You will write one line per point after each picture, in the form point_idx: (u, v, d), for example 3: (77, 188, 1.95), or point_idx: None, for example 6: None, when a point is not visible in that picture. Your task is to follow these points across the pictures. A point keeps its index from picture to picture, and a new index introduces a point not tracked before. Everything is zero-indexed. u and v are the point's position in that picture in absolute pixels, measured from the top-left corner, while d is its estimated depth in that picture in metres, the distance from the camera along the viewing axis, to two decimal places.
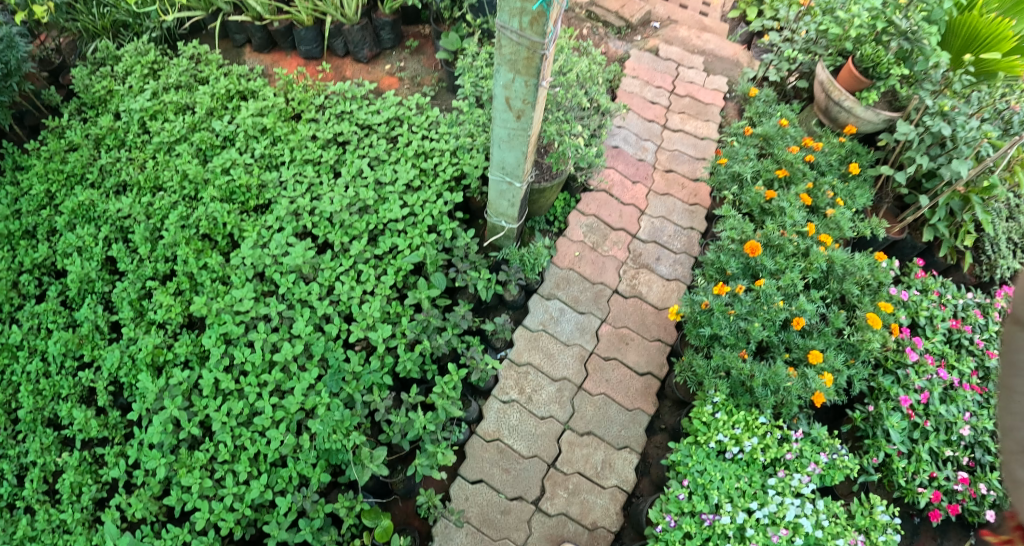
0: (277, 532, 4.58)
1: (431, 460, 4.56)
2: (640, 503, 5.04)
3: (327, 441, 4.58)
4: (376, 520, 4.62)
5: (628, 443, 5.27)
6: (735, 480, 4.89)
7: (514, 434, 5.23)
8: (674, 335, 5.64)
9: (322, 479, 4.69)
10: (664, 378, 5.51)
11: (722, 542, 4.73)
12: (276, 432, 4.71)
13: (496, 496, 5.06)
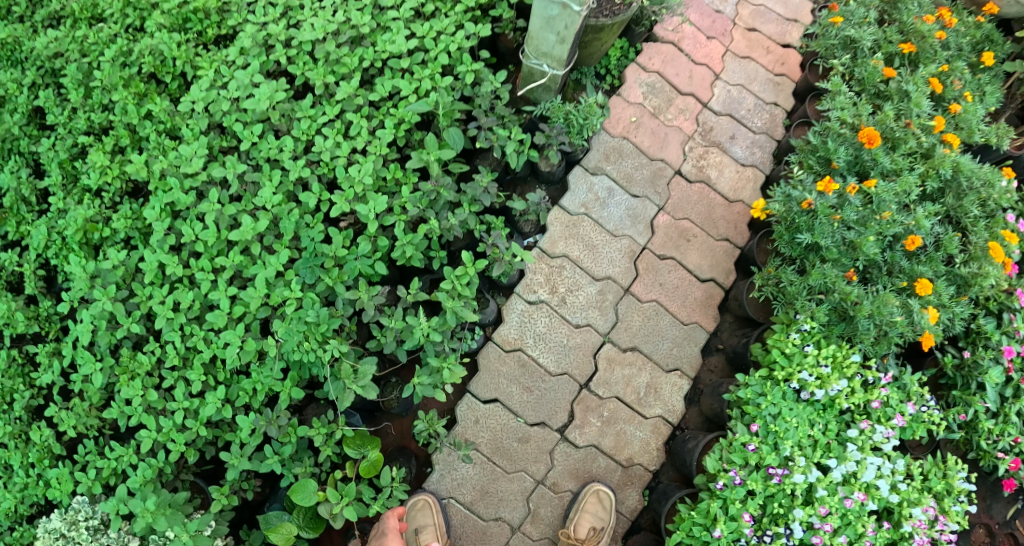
0: (238, 460, 3.31)
1: (433, 378, 3.32)
2: (688, 439, 3.94)
3: (296, 350, 3.27)
4: (360, 448, 3.35)
5: (679, 366, 4.12)
6: (810, 428, 3.76)
7: (544, 348, 3.94)
8: (747, 235, 4.37)
9: (292, 395, 3.40)
10: (727, 285, 4.30)
11: (789, 506, 3.66)
12: (236, 331, 3.37)
13: (512, 420, 3.85)
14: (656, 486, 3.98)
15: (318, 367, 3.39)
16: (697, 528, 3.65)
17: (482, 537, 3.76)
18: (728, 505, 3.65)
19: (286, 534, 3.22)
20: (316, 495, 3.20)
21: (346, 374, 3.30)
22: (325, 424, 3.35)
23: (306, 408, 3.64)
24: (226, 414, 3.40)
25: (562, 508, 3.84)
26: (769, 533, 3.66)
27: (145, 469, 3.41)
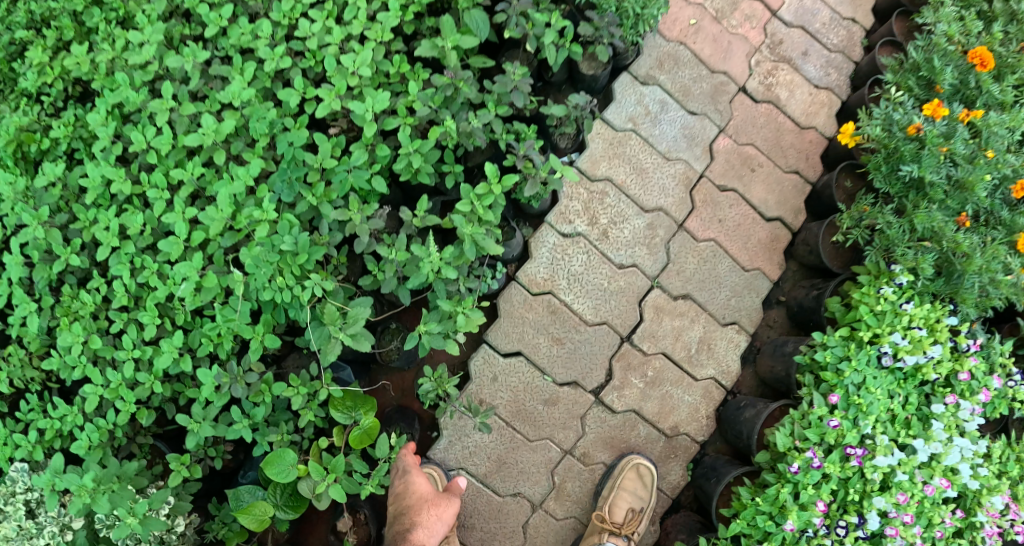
0: (202, 424, 2.58)
1: (443, 328, 2.53)
2: (743, 406, 3.27)
3: (268, 283, 2.48)
4: (349, 413, 2.59)
5: (736, 319, 3.42)
6: (890, 402, 3.10)
7: (581, 294, 3.14)
8: (820, 168, 3.63)
9: (266, 344, 2.55)
10: (794, 227, 3.57)
11: (867, 494, 3.03)
12: (194, 260, 2.53)
13: (538, 379, 3.10)
14: (703, 460, 3.32)
15: (296, 310, 2.55)
16: (761, 517, 2.99)
17: (498, 517, 3.07)
18: (800, 490, 3.00)
19: (260, 515, 2.56)
20: (294, 470, 2.52)
21: (330, 317, 2.41)
22: (308, 382, 2.60)
23: (285, 358, 2.84)
24: (186, 366, 2.60)
25: (592, 484, 3.14)
26: (842, 525, 3.03)
27: (90, 433, 2.66)
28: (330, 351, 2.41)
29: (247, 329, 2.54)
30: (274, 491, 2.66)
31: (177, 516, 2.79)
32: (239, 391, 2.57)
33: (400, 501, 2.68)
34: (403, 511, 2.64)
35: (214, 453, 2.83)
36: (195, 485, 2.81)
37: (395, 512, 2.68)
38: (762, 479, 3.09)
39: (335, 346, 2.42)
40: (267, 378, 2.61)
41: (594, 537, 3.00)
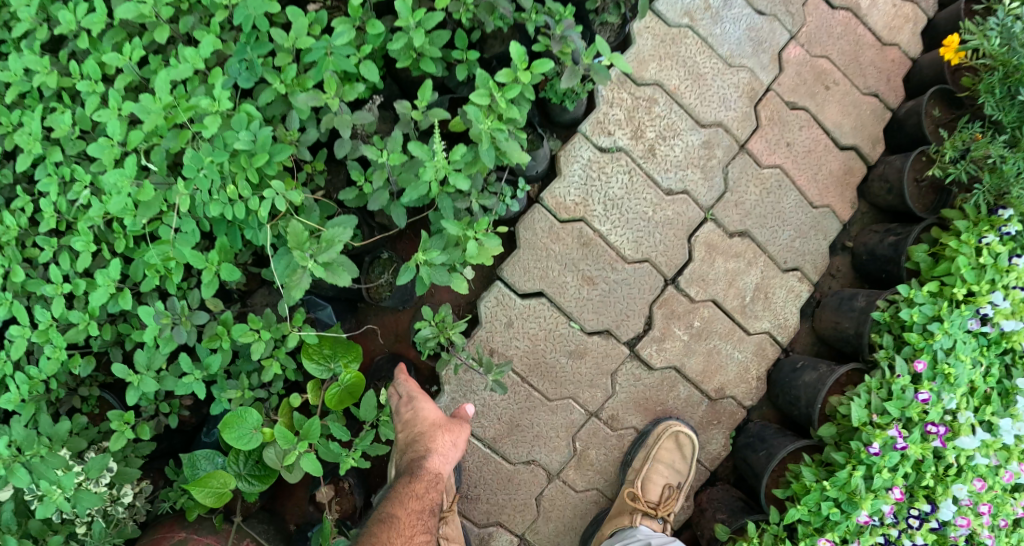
0: (144, 376, 2.04)
1: (448, 257, 1.94)
2: (800, 367, 2.70)
3: (216, 194, 1.92)
4: (326, 364, 2.05)
5: (800, 265, 2.77)
6: (977, 372, 2.56)
7: (621, 225, 2.48)
8: (902, 94, 2.92)
9: (222, 276, 1.99)
10: (870, 160, 2.90)
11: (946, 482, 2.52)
12: (127, 166, 1.93)
13: (563, 326, 2.47)
14: (749, 429, 2.75)
15: (254, 230, 1.97)
16: (827, 505, 2.48)
17: (507, 487, 2.54)
18: (874, 473, 2.48)
19: (219, 488, 2.09)
20: (258, 434, 2.02)
21: (295, 240, 1.77)
22: (276, 326, 2.00)
23: (251, 293, 2.29)
24: (128, 302, 2.07)
25: (620, 452, 2.58)
26: (914, 516, 2.52)
27: (20, 384, 2.09)
28: (296, 286, 1.78)
29: (198, 258, 1.95)
30: (237, 458, 2.18)
31: (124, 485, 2.31)
32: (184, 337, 2.02)
33: (409, 426, 2.11)
34: (414, 439, 2.07)
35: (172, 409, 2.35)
36: (148, 448, 2.33)
37: (403, 438, 2.10)
38: (826, 456, 2.58)
39: (302, 278, 1.79)
40: (222, 320, 2.03)
41: (623, 517, 2.46)
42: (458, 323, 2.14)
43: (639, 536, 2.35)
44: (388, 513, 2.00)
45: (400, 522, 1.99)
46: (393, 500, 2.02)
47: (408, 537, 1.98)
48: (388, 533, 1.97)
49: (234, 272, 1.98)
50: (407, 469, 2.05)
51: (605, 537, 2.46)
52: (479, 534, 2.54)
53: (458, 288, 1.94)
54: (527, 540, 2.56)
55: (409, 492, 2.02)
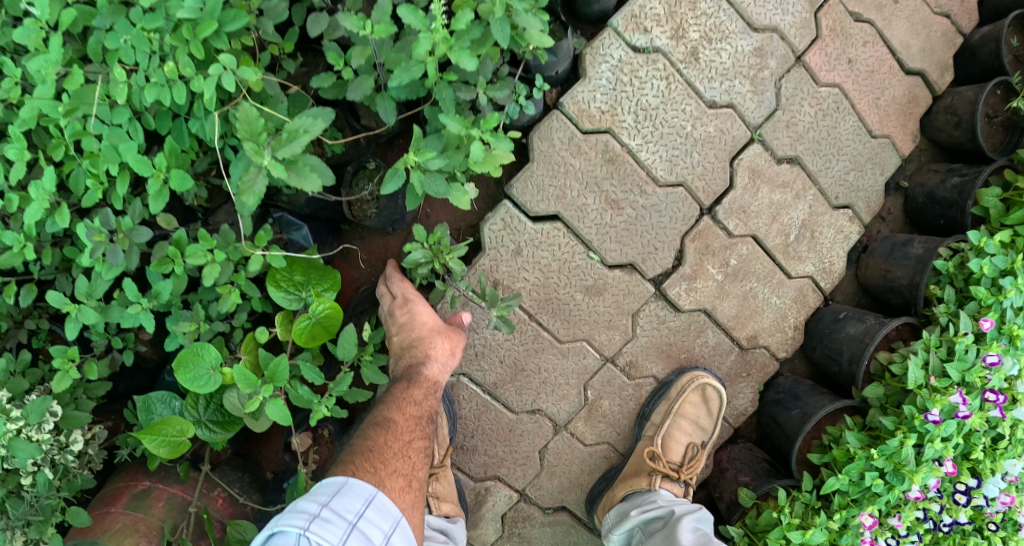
0: (84, 306, 1.72)
1: (447, 163, 1.57)
2: (843, 318, 2.33)
3: (152, 76, 1.57)
4: (296, 292, 1.72)
5: (852, 202, 2.37)
6: None
7: (653, 140, 2.12)
8: (977, 18, 2.43)
9: (172, 186, 1.64)
10: (937, 90, 2.42)
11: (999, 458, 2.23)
12: (51, 49, 1.57)
13: (579, 257, 2.13)
14: (780, 384, 2.40)
15: (201, 120, 1.65)
16: (870, 476, 2.17)
17: (508, 439, 2.24)
18: (926, 443, 2.17)
19: (176, 437, 1.79)
20: (218, 375, 1.71)
21: (247, 129, 1.41)
22: (235, 244, 1.66)
23: (215, 211, 1.89)
24: (66, 220, 1.67)
25: (636, 404, 2.27)
26: (961, 492, 2.25)
27: None
28: (248, 189, 1.43)
29: (143, 164, 1.61)
30: (195, 402, 1.86)
31: (73, 431, 1.95)
32: (121, 257, 1.67)
33: (405, 330, 1.86)
34: (412, 342, 1.83)
35: (128, 344, 1.99)
36: (101, 388, 1.99)
37: (396, 346, 1.86)
38: (872, 421, 2.25)
39: (257, 179, 1.44)
40: (174, 239, 1.69)
41: (640, 479, 2.15)
42: (456, 247, 1.80)
43: (660, 502, 2.08)
44: (385, 416, 1.74)
45: (398, 426, 1.73)
46: (389, 403, 1.76)
47: (406, 443, 1.73)
48: (385, 437, 1.71)
49: (186, 180, 1.63)
50: (402, 374, 1.81)
51: (616, 500, 2.15)
52: (474, 488, 2.26)
53: (459, 204, 1.58)
54: (528, 496, 2.29)
55: (406, 395, 1.77)
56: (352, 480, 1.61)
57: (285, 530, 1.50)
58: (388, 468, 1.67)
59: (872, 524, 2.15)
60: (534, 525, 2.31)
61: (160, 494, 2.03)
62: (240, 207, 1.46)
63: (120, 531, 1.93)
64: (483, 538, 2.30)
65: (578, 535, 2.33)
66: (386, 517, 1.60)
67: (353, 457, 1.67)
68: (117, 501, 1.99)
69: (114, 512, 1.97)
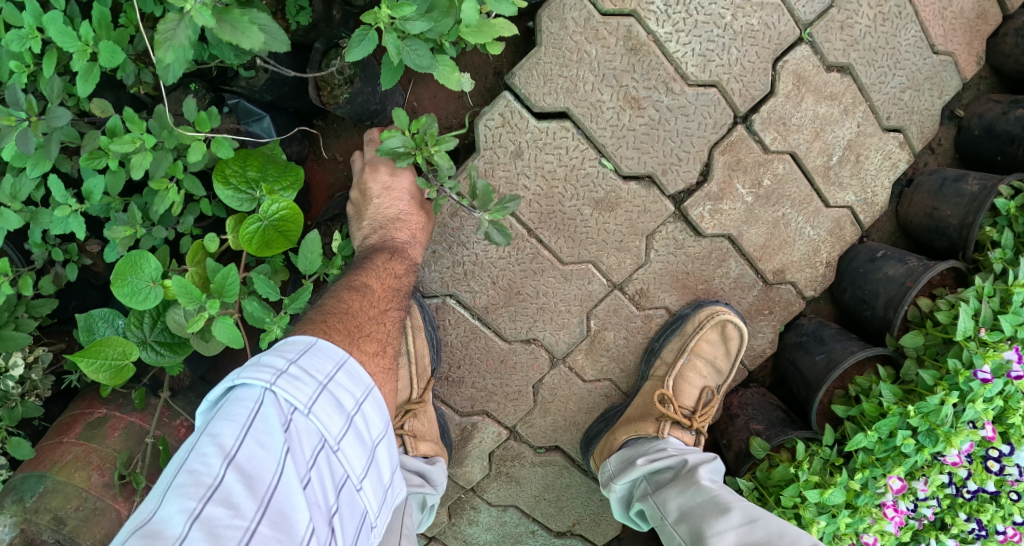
0: (7, 210, 1.43)
1: (432, 28, 1.22)
2: (880, 258, 2.05)
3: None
4: (248, 191, 1.42)
5: (904, 125, 2.06)
6: None
7: (685, 29, 1.80)
8: None
9: (102, 63, 1.34)
10: (1010, 6, 2.08)
11: None
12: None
13: (589, 164, 1.85)
14: (803, 325, 2.14)
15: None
16: (901, 434, 1.92)
17: (499, 370, 2.00)
18: (967, 403, 1.89)
19: (118, 360, 1.45)
20: (159, 289, 1.39)
21: None
22: (171, 129, 1.36)
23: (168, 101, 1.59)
24: None
25: (644, 337, 2.02)
26: (991, 458, 2.02)
27: None
28: (165, 39, 1.12)
29: (67, 36, 1.31)
30: (139, 320, 1.50)
31: (13, 353, 1.65)
32: (32, 145, 1.38)
33: (389, 195, 1.66)
34: (396, 215, 1.64)
35: (72, 257, 1.66)
36: (45, 307, 1.66)
37: (368, 218, 1.65)
38: (908, 376, 1.98)
39: (179, 28, 1.13)
40: (107, 127, 1.34)
41: (647, 424, 1.90)
42: (445, 139, 1.51)
43: (670, 451, 1.83)
44: (362, 280, 1.51)
45: (375, 293, 1.52)
46: (367, 267, 1.54)
47: (382, 310, 1.52)
48: (361, 302, 1.48)
49: (116, 53, 1.33)
50: (380, 245, 1.61)
51: (616, 445, 1.91)
52: (460, 424, 2.05)
53: (445, 81, 1.26)
54: (518, 434, 2.07)
55: (386, 265, 1.57)
56: (322, 341, 1.37)
57: (248, 383, 1.26)
58: (362, 332, 1.45)
59: (900, 488, 1.90)
60: (524, 465, 2.11)
61: (116, 423, 1.72)
62: (160, 69, 1.16)
63: (70, 463, 1.64)
64: (468, 476, 2.12)
65: (572, 476, 2.13)
66: (358, 383, 1.37)
67: (324, 317, 1.42)
68: (71, 430, 1.71)
69: (66, 442, 1.69)
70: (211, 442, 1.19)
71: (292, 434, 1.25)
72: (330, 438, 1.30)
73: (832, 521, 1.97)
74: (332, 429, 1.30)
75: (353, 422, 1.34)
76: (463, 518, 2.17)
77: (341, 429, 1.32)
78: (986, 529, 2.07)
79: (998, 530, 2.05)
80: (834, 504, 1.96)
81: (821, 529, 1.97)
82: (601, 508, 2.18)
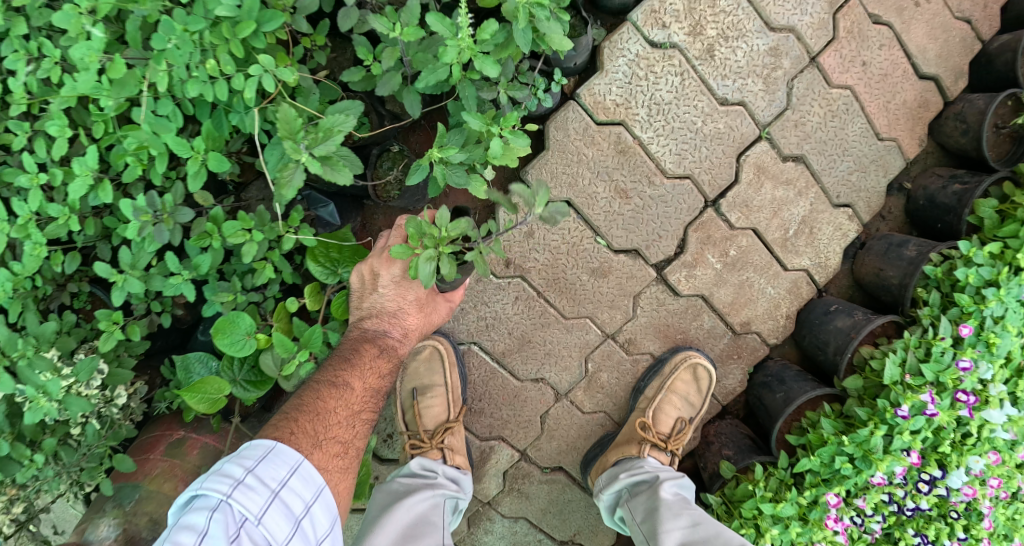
0: (130, 276, 1.84)
1: (469, 157, 1.66)
2: (833, 311, 2.44)
3: (194, 70, 1.64)
4: (331, 268, 1.94)
5: (853, 202, 2.46)
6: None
7: (664, 134, 2.26)
8: (999, 23, 2.49)
9: (210, 167, 1.76)
10: (949, 95, 2.49)
11: (972, 456, 2.33)
12: (94, 37, 1.65)
13: (587, 242, 2.29)
14: (769, 367, 2.53)
15: (241, 115, 1.75)
16: (840, 459, 2.28)
17: (512, 403, 2.41)
18: (895, 435, 2.26)
19: (213, 394, 1.88)
20: (253, 341, 1.83)
21: (286, 127, 1.51)
22: (270, 224, 1.82)
23: (246, 187, 2.03)
24: (110, 196, 1.82)
25: (632, 378, 2.42)
26: (924, 481, 2.34)
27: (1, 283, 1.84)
28: (288, 183, 1.53)
29: (182, 145, 1.73)
30: (232, 362, 1.96)
31: (117, 385, 2.06)
32: (167, 237, 1.82)
33: (396, 289, 1.94)
34: (396, 310, 1.95)
35: (167, 308, 2.11)
36: (141, 346, 2.11)
37: (368, 304, 1.93)
38: (848, 409, 2.35)
39: (295, 174, 1.54)
40: (213, 216, 1.82)
41: (631, 446, 2.30)
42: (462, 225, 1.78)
43: (647, 467, 2.22)
44: (343, 380, 1.85)
45: (352, 392, 1.86)
46: (353, 367, 1.87)
47: (353, 412, 1.87)
48: (337, 402, 1.84)
49: (223, 162, 1.76)
50: (370, 337, 1.92)
51: (607, 465, 2.31)
52: (480, 447, 2.44)
53: (456, 234, 1.76)
54: (528, 456, 2.46)
55: (370, 362, 1.89)
56: (276, 448, 1.74)
57: (209, 492, 1.64)
58: (327, 433, 1.83)
59: (838, 503, 2.27)
60: (533, 482, 2.48)
61: (194, 443, 2.13)
62: (279, 199, 1.57)
63: (159, 476, 2.04)
64: (486, 491, 2.48)
65: (573, 493, 2.51)
66: (304, 488, 1.74)
67: (296, 415, 1.81)
68: (155, 448, 2.10)
69: (153, 458, 2.09)
70: (177, 543, 1.56)
71: (243, 537, 1.63)
72: (275, 540, 1.67)
73: (785, 531, 2.32)
74: (276, 532, 1.68)
75: (297, 525, 1.72)
76: (480, 527, 2.51)
77: (284, 532, 1.69)
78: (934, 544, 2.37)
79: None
80: (787, 516, 2.32)
81: (776, 537, 2.32)
82: (597, 520, 2.54)
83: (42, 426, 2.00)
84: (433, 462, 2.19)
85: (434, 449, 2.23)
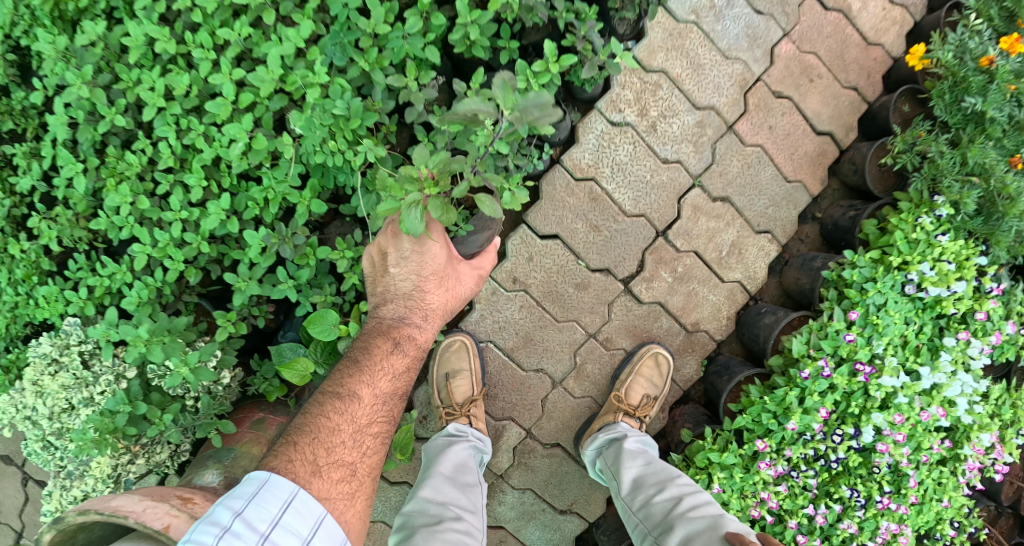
0: (248, 284, 2.61)
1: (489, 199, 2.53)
2: (764, 312, 3.25)
3: (318, 146, 2.47)
4: None
5: (771, 229, 3.31)
6: (905, 326, 3.06)
7: (624, 184, 3.11)
8: (880, 88, 3.36)
9: (312, 209, 2.59)
10: (842, 146, 3.36)
11: (872, 415, 3.02)
12: (243, 121, 2.46)
13: (571, 263, 3.11)
14: (717, 358, 3.33)
15: (347, 175, 2.57)
16: (766, 415, 3.06)
17: (520, 389, 3.19)
18: (806, 395, 3.05)
19: (301, 373, 2.58)
20: (337, 330, 2.61)
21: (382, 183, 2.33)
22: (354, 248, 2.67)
23: (325, 227, 2.86)
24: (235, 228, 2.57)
25: (611, 367, 3.22)
26: (840, 432, 3.08)
27: (140, 290, 2.59)
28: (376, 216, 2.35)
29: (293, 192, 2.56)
30: (316, 348, 2.74)
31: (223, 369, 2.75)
32: (288, 252, 2.60)
33: (404, 268, 2.55)
34: (404, 293, 2.56)
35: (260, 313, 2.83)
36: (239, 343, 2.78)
37: (381, 286, 2.57)
38: (772, 381, 3.14)
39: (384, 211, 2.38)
40: (311, 243, 2.64)
41: (608, 414, 3.10)
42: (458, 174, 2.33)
43: (619, 427, 3.02)
44: (350, 392, 2.40)
45: (356, 402, 2.39)
46: (356, 382, 2.42)
47: (353, 428, 2.38)
48: (339, 417, 2.36)
49: (321, 204, 2.58)
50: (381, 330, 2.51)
51: (592, 430, 3.09)
52: (495, 425, 3.21)
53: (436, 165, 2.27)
54: (533, 433, 3.23)
55: (376, 364, 2.46)
56: (258, 488, 2.13)
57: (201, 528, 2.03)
58: (328, 452, 2.30)
59: (762, 446, 3.03)
60: (536, 456, 3.25)
61: (272, 420, 2.83)
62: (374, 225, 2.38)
63: (248, 441, 2.74)
64: (499, 464, 3.24)
65: (569, 465, 3.27)
66: (275, 523, 2.09)
67: (301, 439, 2.29)
68: (243, 423, 2.80)
69: (241, 429, 2.79)
70: None
71: None
72: None
73: (731, 476, 3.07)
74: None
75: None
76: (495, 497, 3.25)
77: None
78: (868, 499, 3.09)
79: (876, 499, 3.07)
80: (730, 464, 3.08)
81: (723, 481, 3.07)
82: (589, 490, 3.29)
83: (167, 396, 2.69)
84: (463, 426, 2.98)
85: (462, 416, 3.01)
